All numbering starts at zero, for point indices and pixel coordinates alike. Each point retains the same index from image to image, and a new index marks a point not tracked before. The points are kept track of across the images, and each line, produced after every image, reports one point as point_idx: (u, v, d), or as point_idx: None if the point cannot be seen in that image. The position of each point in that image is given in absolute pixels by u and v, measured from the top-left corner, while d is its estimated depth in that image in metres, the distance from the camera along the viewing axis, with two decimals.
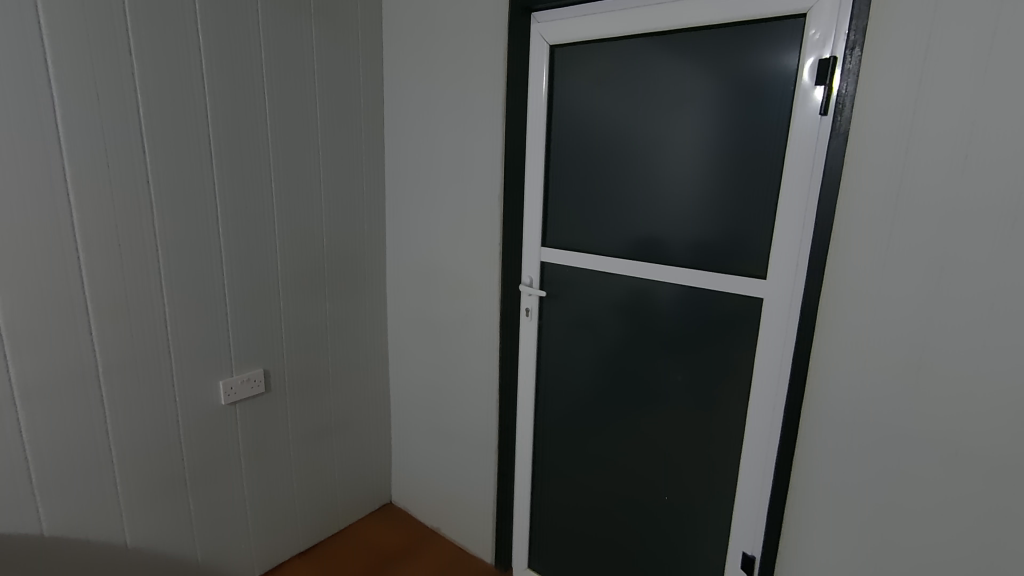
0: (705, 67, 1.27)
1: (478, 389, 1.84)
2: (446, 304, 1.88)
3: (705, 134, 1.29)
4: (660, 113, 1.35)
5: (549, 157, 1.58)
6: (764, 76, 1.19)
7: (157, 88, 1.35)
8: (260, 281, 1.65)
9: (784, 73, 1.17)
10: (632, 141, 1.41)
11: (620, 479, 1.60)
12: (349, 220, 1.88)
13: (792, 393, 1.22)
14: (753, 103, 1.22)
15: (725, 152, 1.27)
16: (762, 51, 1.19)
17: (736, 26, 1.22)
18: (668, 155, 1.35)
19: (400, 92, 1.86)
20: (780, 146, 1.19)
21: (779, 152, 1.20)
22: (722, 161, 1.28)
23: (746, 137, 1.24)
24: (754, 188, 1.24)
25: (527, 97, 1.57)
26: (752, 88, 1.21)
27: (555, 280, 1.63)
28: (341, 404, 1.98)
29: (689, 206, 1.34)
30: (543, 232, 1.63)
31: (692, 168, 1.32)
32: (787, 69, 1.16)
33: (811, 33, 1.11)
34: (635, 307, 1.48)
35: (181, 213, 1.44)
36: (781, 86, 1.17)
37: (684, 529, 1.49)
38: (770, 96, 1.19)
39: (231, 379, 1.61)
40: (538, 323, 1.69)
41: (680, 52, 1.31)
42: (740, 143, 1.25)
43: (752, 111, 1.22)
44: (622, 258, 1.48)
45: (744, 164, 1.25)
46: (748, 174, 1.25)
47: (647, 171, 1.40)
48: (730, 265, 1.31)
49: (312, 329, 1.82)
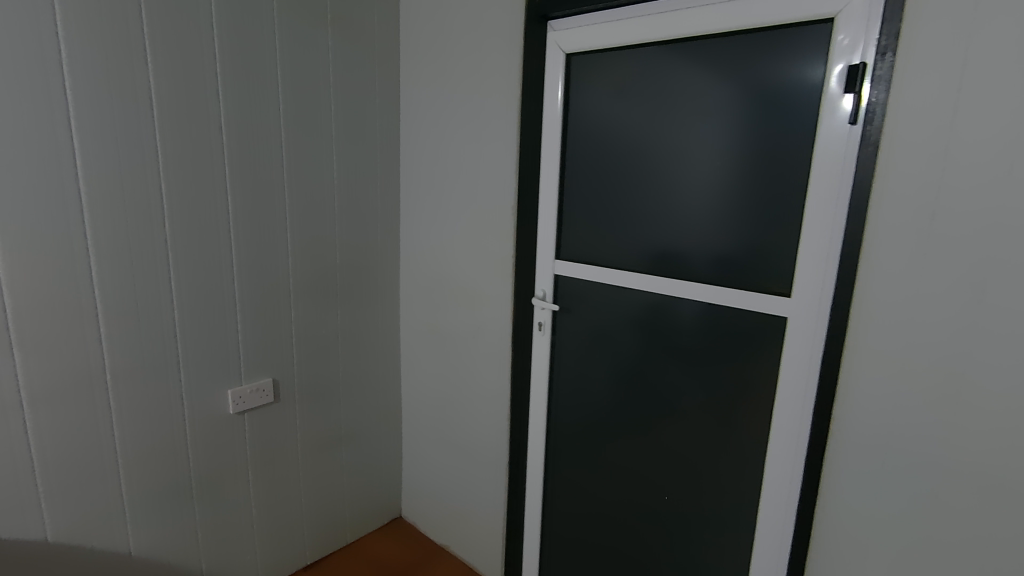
0: (728, 74, 1.22)
1: (489, 404, 1.80)
2: (458, 316, 1.84)
3: (729, 143, 1.24)
4: (680, 122, 1.30)
5: (565, 167, 1.54)
6: (790, 83, 1.14)
7: (172, 96, 1.35)
8: (272, 290, 1.64)
9: (812, 79, 1.11)
10: (649, 151, 1.37)
11: (634, 502, 1.54)
12: (362, 229, 1.86)
13: (818, 419, 1.15)
14: (779, 110, 1.16)
15: (748, 162, 1.21)
16: (787, 57, 1.14)
17: (760, 32, 1.17)
18: (688, 166, 1.30)
19: (416, 101, 1.84)
20: (807, 156, 1.13)
21: (804, 162, 1.14)
22: (745, 170, 1.22)
23: (771, 145, 1.18)
24: (779, 199, 1.18)
25: (543, 106, 1.54)
26: (777, 95, 1.16)
27: (570, 294, 1.58)
28: (352, 415, 1.96)
29: (709, 218, 1.29)
30: (558, 244, 1.59)
31: (714, 178, 1.27)
32: (816, 74, 1.11)
33: (839, 38, 1.05)
34: (652, 324, 1.42)
35: (192, 219, 1.43)
36: (808, 94, 1.12)
37: (695, 550, 1.43)
38: (796, 103, 1.13)
39: (240, 389, 1.60)
40: (551, 338, 1.64)
41: (701, 61, 1.26)
42: (763, 153, 1.19)
43: (776, 119, 1.17)
44: (637, 273, 1.43)
45: (767, 175, 1.19)
46: (774, 183, 1.19)
47: (666, 182, 1.35)
48: (752, 282, 1.25)
49: (323, 338, 1.80)
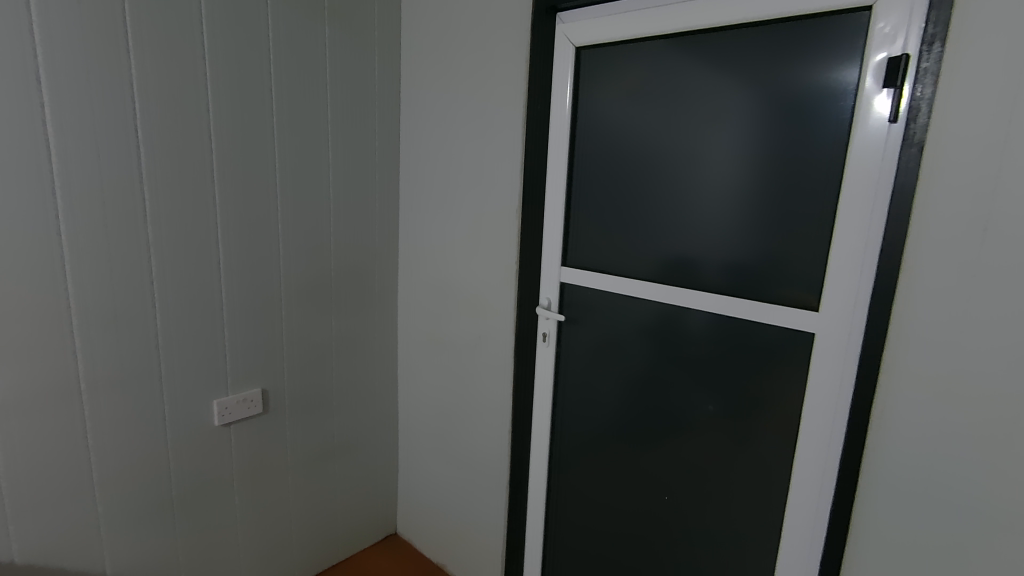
0: (751, 70, 1.13)
1: (489, 417, 1.70)
2: (458, 324, 1.74)
3: (751, 146, 1.14)
4: (696, 122, 1.21)
5: (573, 169, 1.45)
6: (821, 80, 1.04)
7: (158, 89, 1.27)
8: (262, 295, 1.55)
9: (846, 75, 1.01)
10: (662, 153, 1.27)
11: (643, 523, 1.44)
12: (360, 231, 1.77)
13: (851, 447, 1.05)
14: (807, 110, 1.06)
15: (769, 166, 1.12)
16: (816, 50, 1.05)
17: (789, 25, 1.07)
18: (703, 168, 1.21)
19: (418, 99, 1.76)
20: (834, 157, 1.04)
21: (833, 164, 1.04)
22: (767, 175, 1.12)
23: (797, 148, 1.08)
24: (805, 205, 1.09)
25: (551, 104, 1.45)
26: (805, 93, 1.06)
27: (576, 303, 1.49)
28: (347, 426, 1.86)
29: (725, 224, 1.19)
30: (564, 250, 1.49)
31: (732, 183, 1.17)
32: (851, 71, 1.01)
33: (879, 27, 0.96)
34: (664, 337, 1.33)
35: (177, 219, 1.35)
36: (840, 92, 1.02)
37: (700, 557, 1.34)
38: (827, 102, 1.04)
39: (226, 400, 1.51)
40: (556, 350, 1.54)
41: (721, 56, 1.17)
42: (785, 154, 1.10)
43: (801, 118, 1.07)
44: (649, 282, 1.33)
45: (789, 178, 1.10)
46: (797, 189, 1.09)
47: (679, 187, 1.25)
48: (775, 294, 1.15)
49: (316, 346, 1.71)
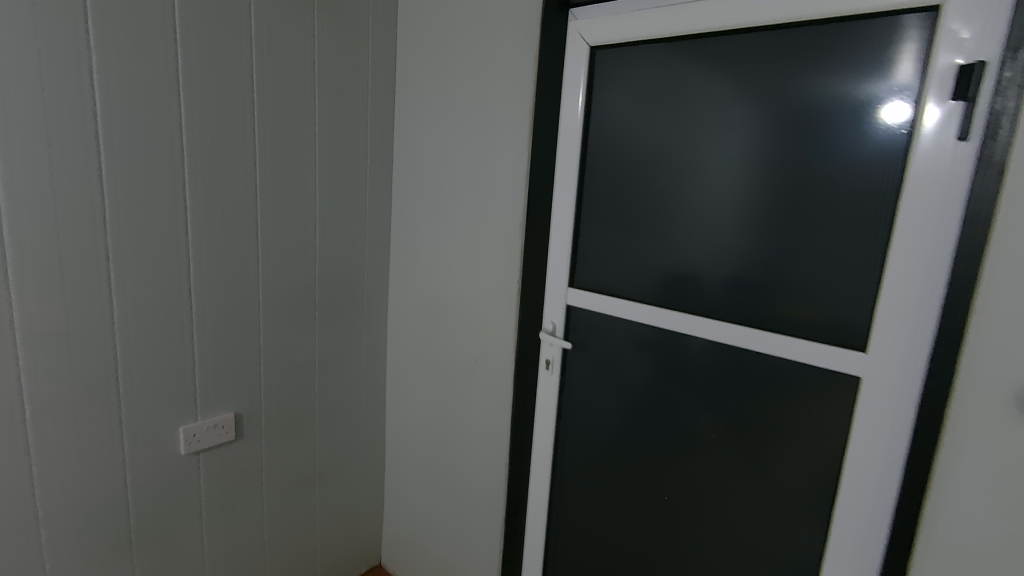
0: (765, 80, 1.04)
1: (484, 448, 1.55)
2: (452, 345, 1.59)
3: (756, 160, 1.06)
4: (702, 132, 1.13)
5: (583, 181, 1.33)
6: (840, 94, 0.96)
7: (121, 80, 1.13)
8: (237, 310, 1.40)
9: (872, 89, 0.93)
10: (667, 166, 1.19)
11: (638, 532, 1.33)
12: (348, 240, 1.62)
13: (903, 504, 0.93)
14: (821, 125, 0.98)
15: (775, 182, 1.04)
16: (845, 53, 0.96)
17: (814, 32, 0.99)
18: (709, 176, 1.13)
19: (413, 101, 1.62)
20: (859, 170, 0.95)
21: (855, 177, 0.96)
22: (773, 192, 1.05)
23: (807, 164, 1.01)
24: (819, 226, 1.00)
25: (561, 110, 1.33)
26: (821, 107, 0.98)
27: (584, 328, 1.36)
28: (329, 451, 1.71)
29: (732, 238, 1.11)
30: (572, 269, 1.37)
31: (734, 199, 1.09)
32: (877, 85, 0.92)
33: (952, 29, 0.84)
34: (684, 371, 1.20)
35: (141, 226, 1.20)
36: (862, 107, 0.94)
37: (690, 556, 1.24)
38: (845, 117, 0.96)
39: (193, 426, 1.36)
40: (560, 378, 1.41)
41: (736, 63, 1.08)
42: (798, 163, 1.02)
43: (817, 125, 0.99)
44: (669, 309, 1.21)
45: (801, 190, 1.02)
46: (803, 209, 1.02)
47: (682, 202, 1.17)
48: (813, 331, 1.02)
49: (297, 365, 1.56)
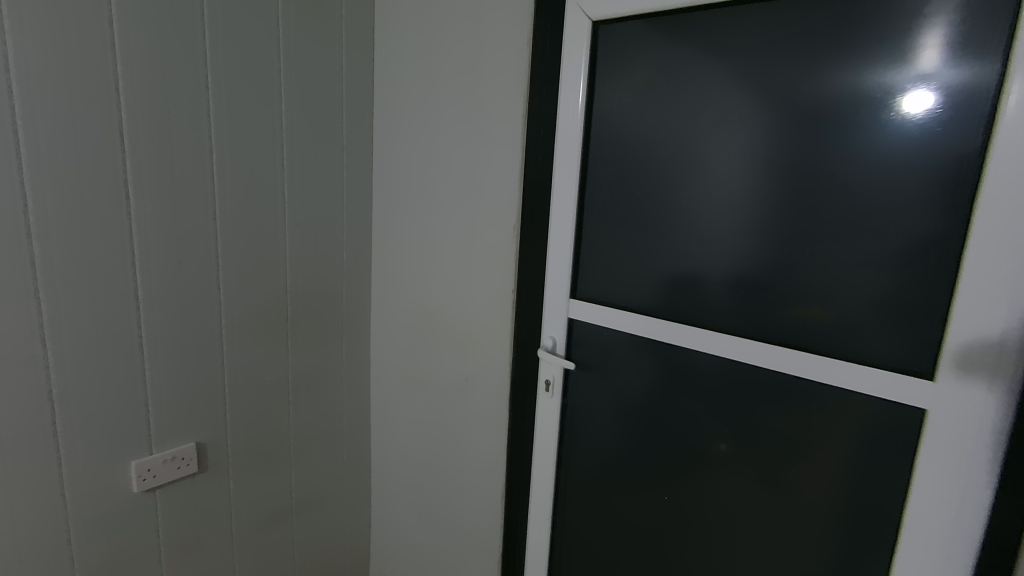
0: (773, 65, 0.92)
1: (478, 476, 1.39)
2: (441, 362, 1.42)
3: (756, 160, 0.95)
4: (696, 128, 1.00)
5: (586, 177, 1.16)
6: (854, 85, 0.85)
7: (45, 64, 0.96)
8: (196, 328, 1.23)
9: (891, 79, 0.82)
10: (659, 166, 1.06)
11: (638, 537, 1.19)
12: (323, 247, 1.46)
13: (988, 557, 0.78)
14: (852, 107, 0.85)
15: (796, 174, 0.91)
16: (886, 22, 0.81)
17: (834, 9, 0.86)
18: (717, 168, 0.99)
19: (394, 90, 1.45)
20: (900, 158, 0.82)
21: (895, 168, 0.82)
22: (775, 196, 0.93)
23: (832, 153, 0.87)
24: (831, 233, 0.89)
25: (560, 94, 1.14)
26: (831, 100, 0.87)
27: (589, 345, 1.20)
28: (307, 480, 1.55)
29: (745, 238, 0.97)
30: (574, 278, 1.20)
31: (732, 204, 0.98)
32: (896, 74, 0.81)
33: None
34: (713, 397, 1.04)
35: (76, 234, 1.03)
36: (878, 100, 0.83)
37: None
38: (858, 112, 0.85)
39: (148, 460, 1.20)
40: (562, 401, 1.25)
41: (736, 51, 0.95)
42: (821, 153, 0.88)
43: (847, 108, 0.85)
44: (689, 326, 1.05)
45: (824, 183, 0.88)
46: (810, 215, 0.90)
47: (675, 206, 1.05)
48: (867, 353, 0.87)
49: (268, 387, 1.40)
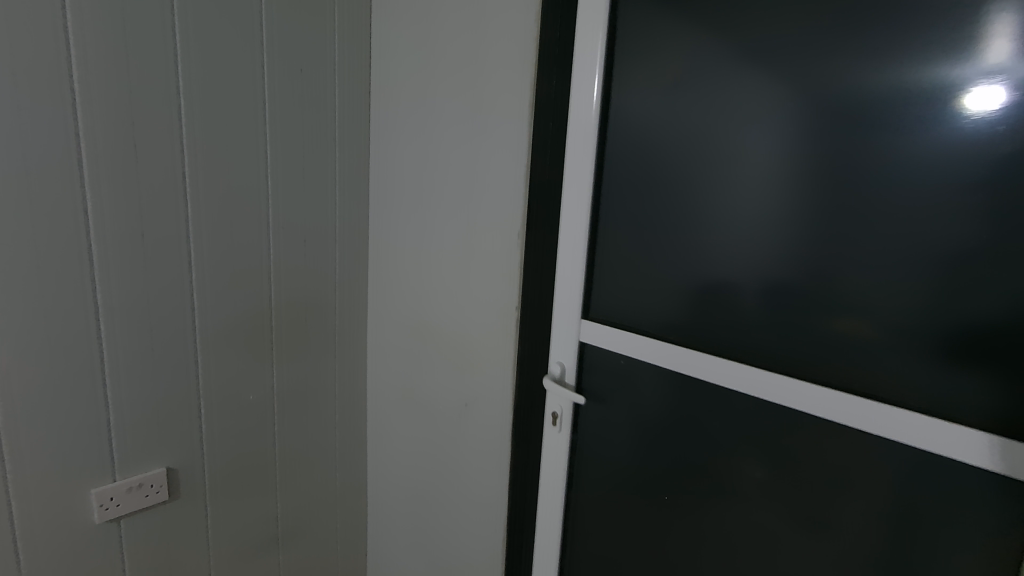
0: (825, 39, 0.74)
1: (477, 514, 1.24)
2: (439, 383, 1.28)
3: (772, 175, 0.80)
4: (717, 126, 0.85)
5: (600, 180, 0.99)
6: (891, 85, 0.69)
7: None
8: (165, 343, 1.11)
9: (939, 77, 0.66)
10: (661, 179, 0.93)
11: None
12: (313, 253, 1.33)
13: None
14: (923, 89, 0.67)
15: (851, 175, 0.73)
16: None
17: None
18: (751, 167, 0.82)
19: (391, 80, 1.31)
20: (991, 152, 0.63)
21: (985, 166, 0.64)
22: (795, 218, 0.78)
23: (896, 147, 0.69)
24: (862, 263, 0.73)
25: (572, 83, 0.98)
26: (862, 104, 0.71)
27: (604, 375, 1.03)
28: (295, 505, 1.42)
29: (785, 253, 0.80)
30: (586, 296, 1.03)
31: (743, 225, 0.84)
32: (945, 72, 0.65)
33: None
34: (751, 447, 0.86)
35: (22, 238, 0.92)
36: (948, 87, 0.65)
37: None
38: (920, 101, 0.67)
39: (111, 488, 1.08)
40: (571, 437, 1.08)
41: (752, 46, 0.81)
42: (881, 147, 0.70)
43: (916, 90, 0.67)
44: (721, 360, 0.87)
45: (886, 185, 0.70)
46: (845, 238, 0.74)
47: (678, 226, 0.91)
48: (953, 408, 0.68)
49: (249, 406, 1.27)
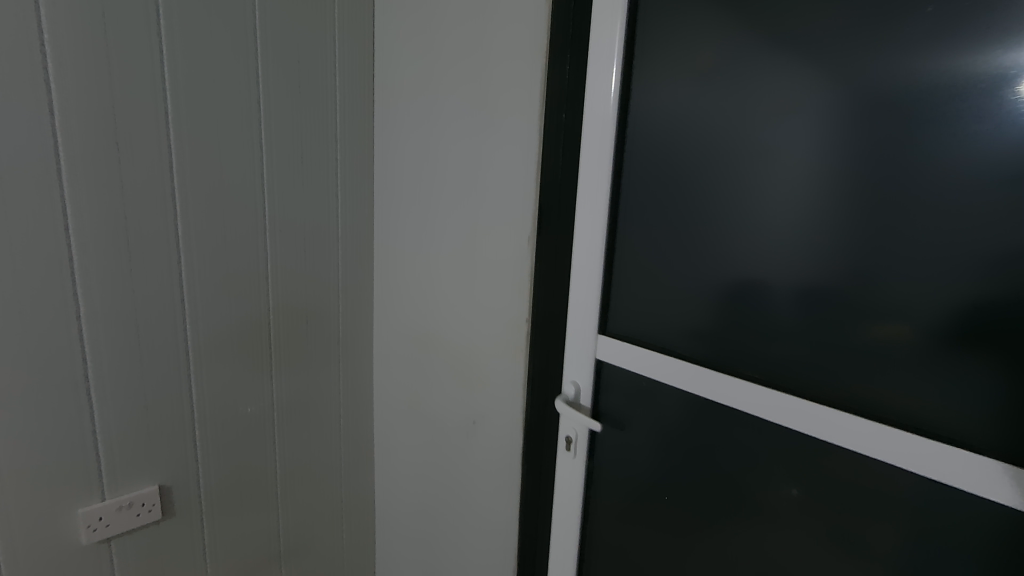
0: (884, 15, 0.62)
1: (485, 540, 1.15)
2: (445, 398, 1.19)
3: (795, 182, 0.71)
4: (751, 120, 0.74)
5: (620, 183, 0.89)
6: (928, 77, 0.60)
7: None
8: (154, 354, 1.05)
9: (982, 66, 0.57)
10: (669, 186, 0.84)
11: None
12: (313, 258, 1.25)
13: None
14: (1005, 72, 0.55)
15: (913, 176, 0.61)
16: None
17: None
18: (789, 166, 0.71)
19: (395, 74, 1.22)
20: None
21: None
22: (841, 226, 0.67)
23: (969, 143, 0.58)
24: (912, 283, 0.62)
25: (588, 74, 0.88)
26: (903, 97, 0.61)
27: (624, 398, 0.93)
28: (297, 521, 1.35)
29: (830, 267, 0.69)
30: (604, 310, 0.93)
31: (761, 238, 0.74)
32: (989, 60, 0.56)
33: None
34: (792, 487, 0.75)
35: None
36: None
37: None
38: (1001, 86, 0.56)
39: (100, 507, 1.02)
40: (588, 464, 0.99)
41: (768, 38, 0.72)
42: (950, 142, 0.59)
43: (995, 74, 0.56)
44: (756, 388, 0.76)
45: (956, 187, 0.59)
46: (903, 250, 0.63)
47: (688, 237, 0.82)
48: (1016, 450, 0.58)
49: (246, 420, 1.20)
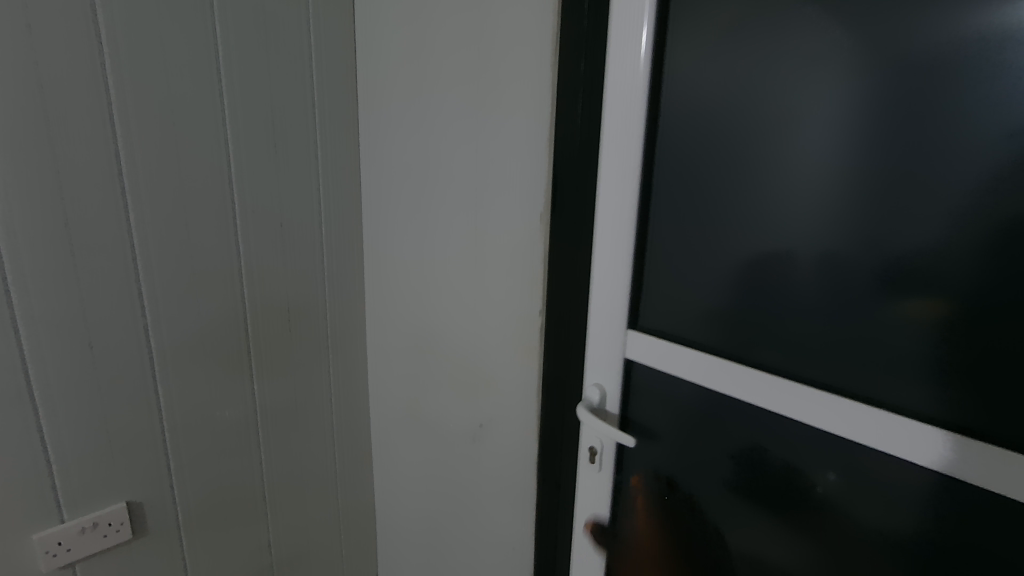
0: None
1: (495, 555, 1.02)
2: (446, 398, 1.05)
3: (816, 169, 0.60)
4: (794, 86, 0.61)
5: (655, 150, 0.73)
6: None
7: None
8: (111, 358, 0.91)
9: (1002, 19, 0.48)
10: (677, 180, 0.72)
11: None
12: (295, 243, 1.11)
13: None
14: None
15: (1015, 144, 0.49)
16: None
17: None
18: (843, 142, 0.58)
19: (381, 31, 1.05)
20: None
21: None
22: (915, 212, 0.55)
23: None
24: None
25: (616, 13, 0.71)
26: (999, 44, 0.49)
27: (659, 403, 0.79)
28: (290, 530, 1.23)
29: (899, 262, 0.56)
30: (635, 301, 0.78)
31: (774, 235, 0.65)
32: None
33: None
34: (878, 514, 0.62)
35: None
36: None
37: None
38: None
39: (60, 530, 0.90)
40: (616, 477, 0.85)
41: None
42: None
43: None
44: (835, 400, 0.62)
45: None
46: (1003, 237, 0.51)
47: (700, 238, 0.71)
48: None
49: (226, 426, 1.07)
